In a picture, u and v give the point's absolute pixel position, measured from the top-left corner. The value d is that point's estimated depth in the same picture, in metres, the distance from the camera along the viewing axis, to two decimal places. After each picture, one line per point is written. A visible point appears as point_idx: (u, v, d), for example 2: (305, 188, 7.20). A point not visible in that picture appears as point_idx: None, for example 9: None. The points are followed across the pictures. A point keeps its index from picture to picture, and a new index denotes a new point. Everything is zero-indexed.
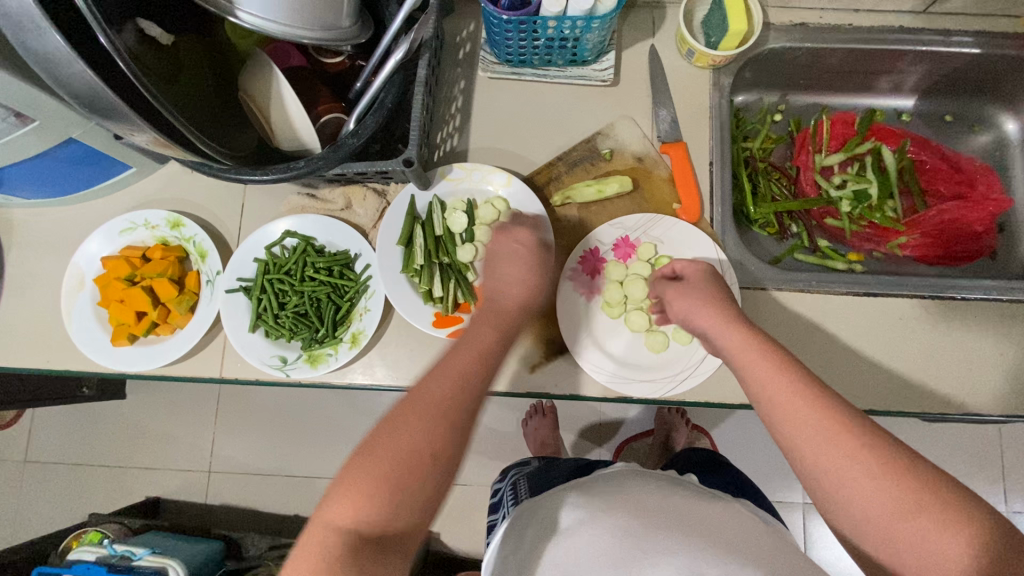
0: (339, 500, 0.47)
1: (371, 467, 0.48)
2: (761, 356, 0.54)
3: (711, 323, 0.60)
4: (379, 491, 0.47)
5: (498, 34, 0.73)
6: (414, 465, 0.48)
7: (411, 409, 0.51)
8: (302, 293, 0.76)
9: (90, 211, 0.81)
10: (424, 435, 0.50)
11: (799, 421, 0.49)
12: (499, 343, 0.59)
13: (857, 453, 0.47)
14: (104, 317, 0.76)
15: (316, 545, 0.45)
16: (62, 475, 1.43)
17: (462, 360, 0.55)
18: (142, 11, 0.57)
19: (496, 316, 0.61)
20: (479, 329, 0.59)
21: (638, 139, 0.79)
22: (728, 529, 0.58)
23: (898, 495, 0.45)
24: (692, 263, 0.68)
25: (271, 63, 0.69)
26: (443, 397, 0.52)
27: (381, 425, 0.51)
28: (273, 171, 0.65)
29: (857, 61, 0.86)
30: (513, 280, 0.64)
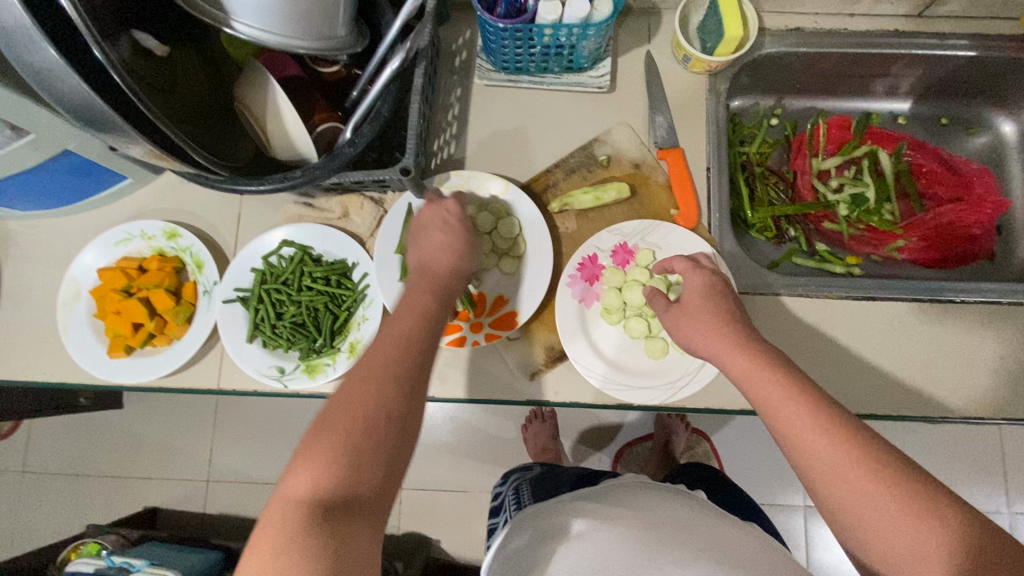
0: (297, 472, 0.44)
1: (326, 437, 0.46)
2: (771, 380, 0.52)
3: (717, 343, 0.57)
4: (340, 456, 0.45)
5: (494, 42, 0.73)
6: (368, 425, 0.46)
7: (364, 375, 0.50)
8: (300, 303, 0.75)
9: (86, 222, 0.81)
10: (380, 395, 0.48)
11: (813, 452, 0.48)
12: (436, 304, 0.57)
13: (870, 485, 0.45)
14: (100, 329, 0.76)
15: (275, 520, 0.42)
16: (59, 486, 1.42)
17: (404, 322, 0.55)
18: (137, 22, 0.56)
19: (433, 281, 0.60)
20: (417, 295, 0.58)
21: (635, 145, 0.79)
22: (733, 542, 0.58)
23: (915, 530, 0.44)
24: (692, 271, 0.64)
25: (267, 74, 0.68)
26: (389, 357, 0.51)
27: (331, 400, 0.48)
28: (269, 181, 0.65)
29: (853, 65, 0.86)
30: (442, 246, 0.62)
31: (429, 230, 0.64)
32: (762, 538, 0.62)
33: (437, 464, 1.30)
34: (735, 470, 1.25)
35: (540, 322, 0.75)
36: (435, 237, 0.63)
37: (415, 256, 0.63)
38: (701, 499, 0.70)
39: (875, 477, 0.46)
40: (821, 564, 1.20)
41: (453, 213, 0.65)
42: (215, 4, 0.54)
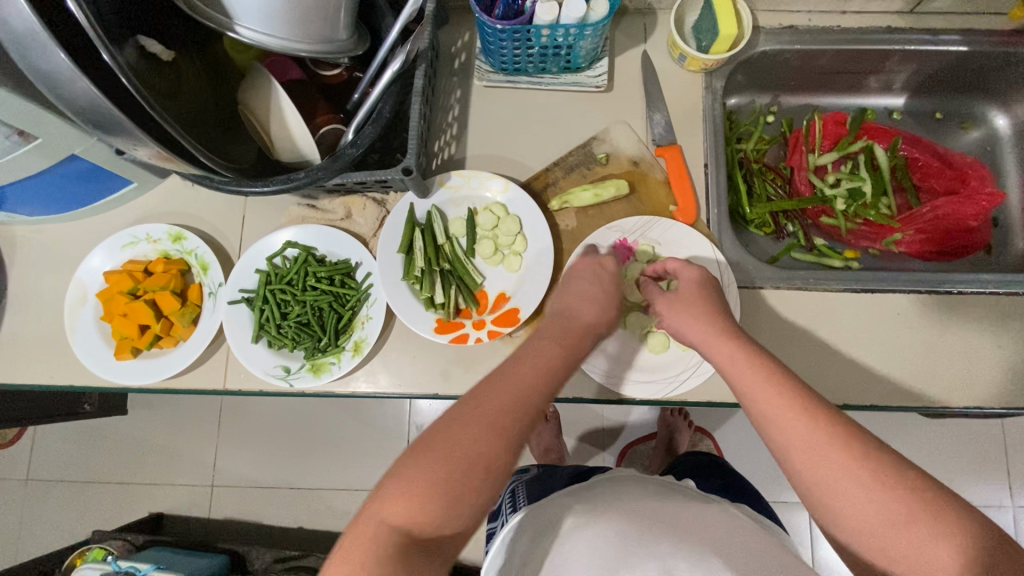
0: (395, 498, 0.45)
1: (426, 467, 0.46)
2: (753, 367, 0.54)
3: (705, 334, 0.60)
4: (436, 494, 0.45)
5: (492, 43, 0.74)
6: (472, 475, 0.46)
7: (474, 413, 0.49)
8: (304, 303, 0.76)
9: (92, 227, 0.82)
10: (492, 449, 0.48)
11: (788, 430, 0.50)
12: (564, 363, 0.57)
13: (846, 460, 0.47)
14: (107, 332, 0.77)
15: (365, 540, 0.44)
16: (65, 493, 1.43)
17: (529, 375, 0.53)
18: (143, 28, 0.58)
19: (562, 333, 0.59)
20: (548, 345, 0.57)
21: (633, 143, 0.80)
22: (726, 534, 0.58)
23: (888, 500, 0.45)
24: (687, 268, 0.67)
25: (270, 78, 0.70)
26: (503, 406, 0.50)
27: (439, 428, 0.49)
28: (274, 182, 0.66)
29: (847, 61, 0.88)
30: (583, 297, 0.65)
31: (583, 281, 0.67)
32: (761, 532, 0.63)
33: None
34: (738, 467, 1.26)
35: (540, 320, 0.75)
36: (589, 289, 0.65)
37: (555, 302, 0.65)
38: (695, 491, 0.71)
39: (850, 452, 0.47)
40: (826, 560, 1.20)
41: (608, 268, 0.68)
42: (220, 8, 0.56)
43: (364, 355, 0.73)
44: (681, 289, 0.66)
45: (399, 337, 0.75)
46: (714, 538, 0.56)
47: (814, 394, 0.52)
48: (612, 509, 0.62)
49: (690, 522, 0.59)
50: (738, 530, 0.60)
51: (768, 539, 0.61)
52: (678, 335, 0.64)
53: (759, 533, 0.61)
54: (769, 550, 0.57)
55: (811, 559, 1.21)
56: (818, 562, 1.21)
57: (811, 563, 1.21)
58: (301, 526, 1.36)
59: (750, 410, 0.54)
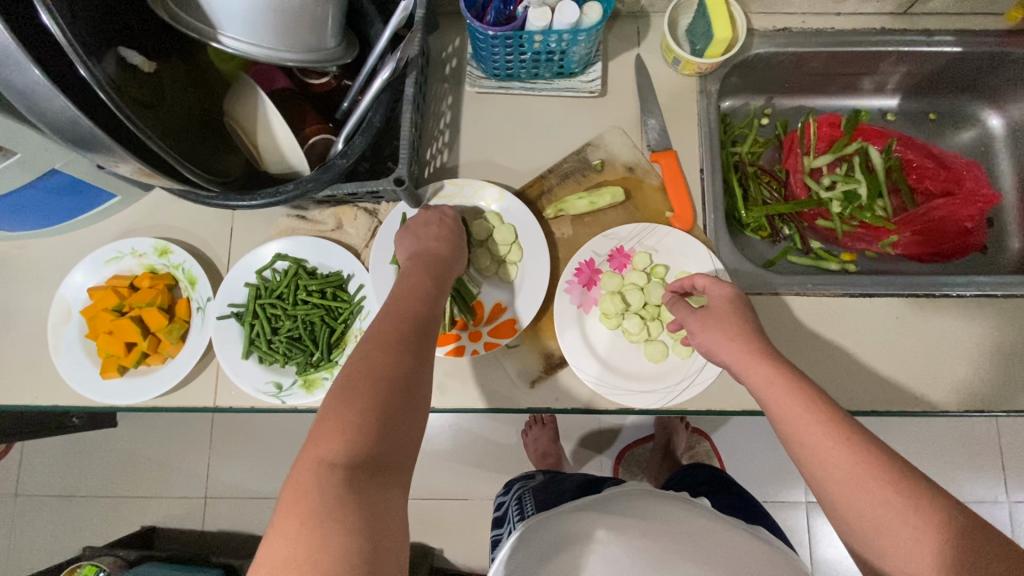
0: (324, 438, 0.45)
1: (346, 401, 0.47)
2: (792, 395, 0.53)
3: (739, 354, 0.59)
4: (363, 415, 0.46)
5: (484, 49, 0.73)
6: (389, 389, 0.49)
7: (368, 344, 0.53)
8: (296, 317, 0.74)
9: (75, 241, 0.80)
10: (395, 362, 0.51)
11: (831, 464, 0.50)
12: (434, 289, 0.62)
13: (892, 497, 0.47)
14: (92, 349, 0.74)
15: (308, 481, 0.42)
16: (54, 508, 1.40)
17: (409, 302, 0.58)
18: (123, 39, 0.56)
19: (431, 266, 0.64)
20: (411, 273, 0.63)
21: (628, 149, 0.79)
22: (740, 551, 0.58)
23: (935, 543, 0.45)
24: (716, 286, 0.66)
25: (257, 90, 0.67)
26: (397, 330, 0.55)
27: (346, 370, 0.51)
28: (261, 195, 0.64)
29: (842, 63, 0.87)
30: (432, 239, 0.68)
31: (427, 228, 0.69)
32: (768, 548, 0.62)
33: (438, 473, 1.30)
34: (737, 469, 1.25)
35: (537, 329, 0.75)
36: (428, 232, 0.69)
37: (408, 246, 0.68)
38: (705, 505, 0.71)
39: (895, 490, 0.47)
40: (825, 561, 1.20)
41: (448, 216, 0.71)
42: (203, 18, 0.54)
43: None
44: (712, 307, 0.65)
45: None
46: (730, 557, 0.56)
47: (855, 424, 0.51)
48: (633, 524, 0.61)
49: (707, 539, 0.59)
50: (743, 546, 0.60)
51: (775, 556, 0.60)
52: (708, 354, 0.63)
53: (769, 551, 0.61)
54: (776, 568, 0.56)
55: (810, 561, 1.21)
56: (817, 563, 1.21)
57: (810, 564, 1.21)
58: None
59: (786, 437, 0.53)
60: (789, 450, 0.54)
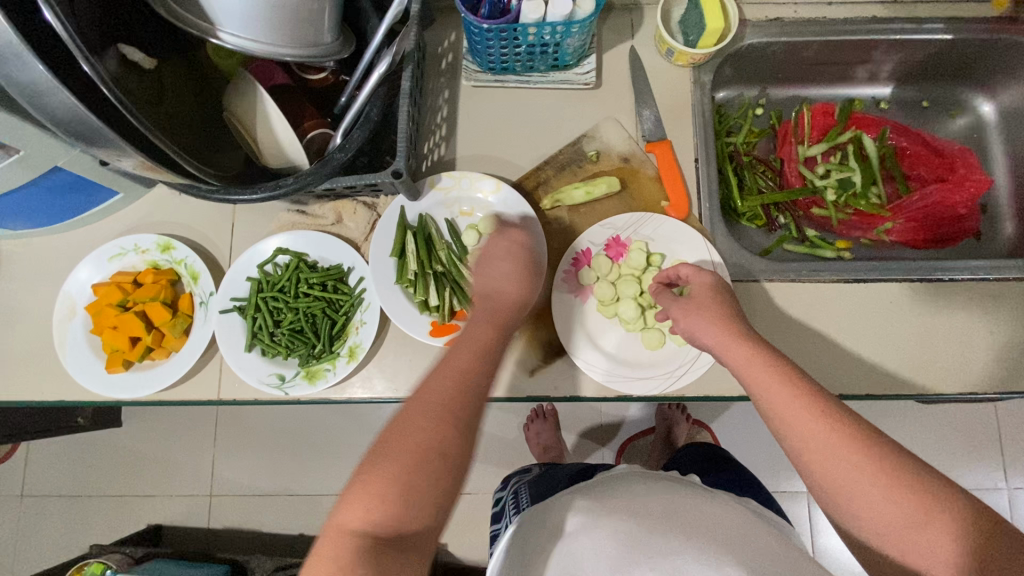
0: (352, 505, 0.47)
1: (379, 470, 0.48)
2: (768, 371, 0.55)
3: (719, 337, 0.60)
4: (389, 490, 0.47)
5: (479, 43, 0.74)
6: (424, 459, 0.48)
7: (422, 403, 0.52)
8: (297, 310, 0.75)
9: (78, 238, 0.81)
10: (441, 427, 0.50)
11: (809, 438, 0.50)
12: (495, 342, 0.58)
13: (865, 462, 0.48)
14: (97, 345, 0.76)
15: (330, 551, 0.45)
16: (62, 507, 1.41)
17: (463, 355, 0.56)
18: (122, 37, 0.57)
19: (492, 314, 0.61)
20: (480, 325, 0.59)
21: (624, 140, 0.80)
22: (730, 530, 0.57)
23: (905, 500, 0.47)
24: (699, 275, 0.67)
25: (258, 86, 0.69)
26: (450, 389, 0.53)
27: (389, 428, 0.51)
28: (262, 188, 0.65)
29: (834, 52, 0.88)
30: (502, 275, 0.65)
31: (497, 260, 0.66)
32: (766, 526, 0.62)
33: None
34: (737, 459, 1.26)
35: (536, 319, 0.75)
36: (501, 265, 0.65)
37: (477, 282, 0.65)
38: (695, 485, 0.71)
39: (870, 458, 0.48)
40: (826, 550, 1.21)
41: (521, 243, 0.68)
42: (202, 15, 0.55)
43: (360, 360, 0.72)
44: (693, 294, 0.65)
45: (394, 341, 0.75)
46: (716, 535, 0.55)
47: (830, 398, 0.52)
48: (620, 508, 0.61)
49: (698, 516, 0.60)
50: (737, 524, 0.59)
51: (765, 531, 0.60)
52: (692, 339, 0.64)
53: (759, 526, 0.61)
54: (770, 546, 0.56)
55: (811, 549, 1.22)
56: (818, 552, 1.21)
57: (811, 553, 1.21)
58: (302, 532, 1.35)
59: (766, 414, 0.54)
60: (770, 428, 0.54)
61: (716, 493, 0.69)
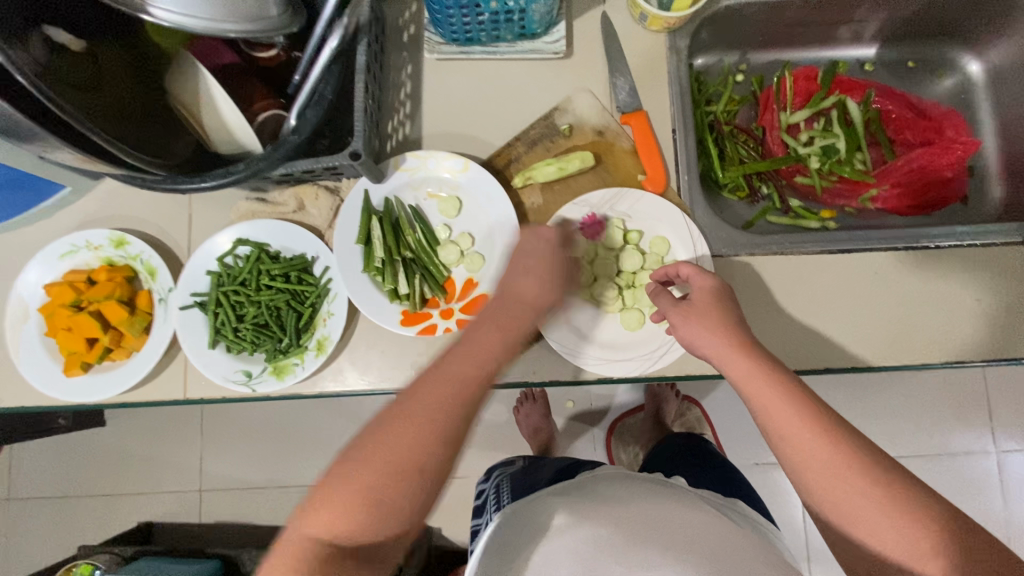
0: (319, 513, 0.47)
1: (347, 483, 0.47)
2: (772, 389, 0.52)
3: (720, 349, 0.56)
4: (358, 505, 0.47)
5: (439, 12, 0.69)
6: (402, 477, 0.48)
7: (405, 421, 0.50)
8: (260, 303, 0.72)
9: (27, 237, 0.76)
10: (419, 448, 0.49)
11: (814, 461, 0.49)
12: (501, 347, 0.56)
13: (870, 489, 0.47)
14: (54, 347, 0.72)
15: (292, 555, 0.46)
16: (48, 510, 1.39)
17: (464, 364, 0.53)
18: (48, 17, 0.52)
19: (503, 318, 0.57)
20: (483, 330, 0.56)
21: (598, 111, 0.76)
22: (711, 536, 0.56)
23: (908, 532, 0.45)
24: (700, 275, 0.63)
25: (198, 66, 0.64)
26: (441, 407, 0.51)
27: (367, 441, 0.49)
28: (211, 176, 0.61)
29: (816, 12, 0.84)
30: (529, 274, 0.61)
31: (526, 259, 0.62)
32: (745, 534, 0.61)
33: None
34: (727, 434, 1.26)
35: None
36: (541, 262, 0.62)
37: (499, 277, 0.62)
38: (682, 487, 0.71)
39: (876, 483, 0.47)
40: (817, 518, 1.21)
41: (549, 238, 0.63)
42: None
43: (329, 353, 0.69)
44: (695, 299, 0.61)
45: (364, 332, 0.72)
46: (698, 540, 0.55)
47: (833, 415, 0.51)
48: (603, 511, 0.60)
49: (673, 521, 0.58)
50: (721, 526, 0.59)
51: (746, 537, 0.60)
52: (690, 347, 0.60)
53: (739, 531, 0.61)
54: (752, 557, 0.55)
55: (801, 519, 1.22)
56: (808, 521, 1.22)
57: (802, 523, 1.22)
58: None
59: (769, 433, 0.52)
60: (771, 446, 0.53)
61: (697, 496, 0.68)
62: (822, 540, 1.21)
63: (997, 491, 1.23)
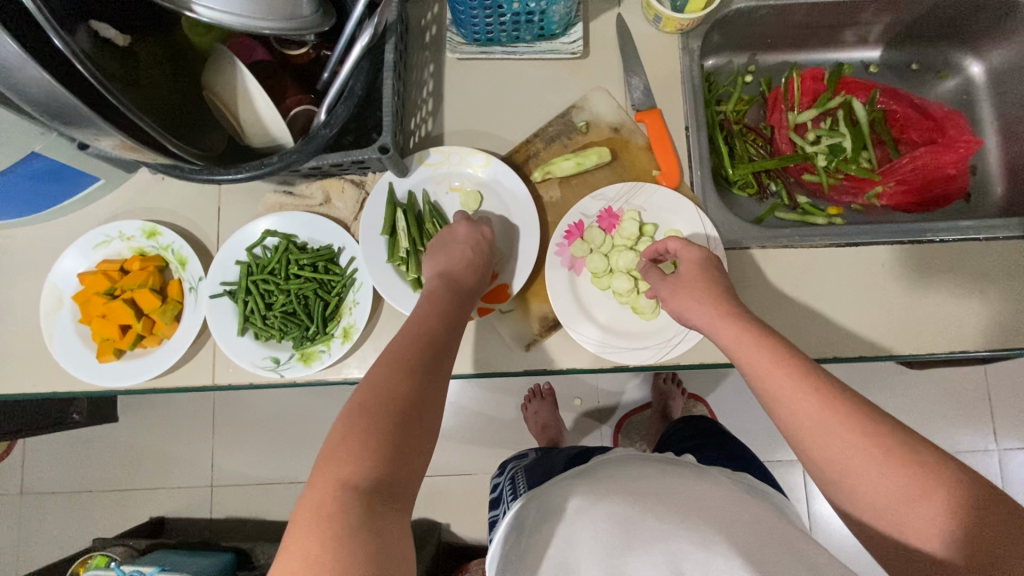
0: (334, 460, 0.45)
1: (363, 423, 0.48)
2: (759, 349, 0.55)
3: (709, 316, 0.61)
4: (370, 441, 0.47)
5: (463, 12, 0.72)
6: (396, 411, 0.50)
7: (387, 365, 0.55)
8: (289, 291, 0.75)
9: (60, 228, 0.79)
10: (408, 382, 0.53)
11: (805, 417, 0.51)
12: (457, 309, 0.64)
13: (859, 439, 0.49)
14: (87, 334, 0.75)
15: (320, 502, 0.43)
16: (62, 503, 1.41)
17: (424, 324, 0.60)
18: (93, 13, 0.55)
19: (451, 292, 0.66)
20: (432, 301, 0.64)
21: (613, 109, 0.79)
22: (727, 509, 0.59)
23: (899, 474, 0.47)
24: (687, 249, 0.68)
25: (234, 59, 0.66)
26: (414, 351, 0.57)
27: (359, 393, 0.51)
28: (246, 168, 0.63)
29: (823, 15, 0.87)
30: (456, 258, 0.69)
31: (460, 246, 0.70)
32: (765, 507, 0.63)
33: (442, 449, 1.31)
34: (734, 430, 1.28)
35: (529, 295, 0.75)
36: (461, 251, 0.70)
37: (431, 268, 0.70)
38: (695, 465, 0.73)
39: (864, 433, 0.49)
40: (820, 514, 1.24)
41: (485, 235, 0.71)
42: None
43: (354, 340, 0.72)
44: (683, 272, 0.66)
45: (388, 321, 0.74)
46: (714, 513, 0.57)
47: (817, 370, 0.53)
48: (621, 490, 0.62)
49: (689, 497, 0.60)
50: (737, 503, 0.61)
51: (763, 508, 0.61)
52: (681, 318, 0.65)
53: (759, 504, 0.63)
54: (769, 524, 0.56)
55: (807, 514, 1.24)
56: (814, 516, 1.24)
57: (808, 519, 1.24)
58: None
59: (760, 393, 0.55)
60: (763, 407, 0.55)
61: (710, 472, 0.70)
62: (826, 537, 1.23)
63: (1000, 488, 1.25)
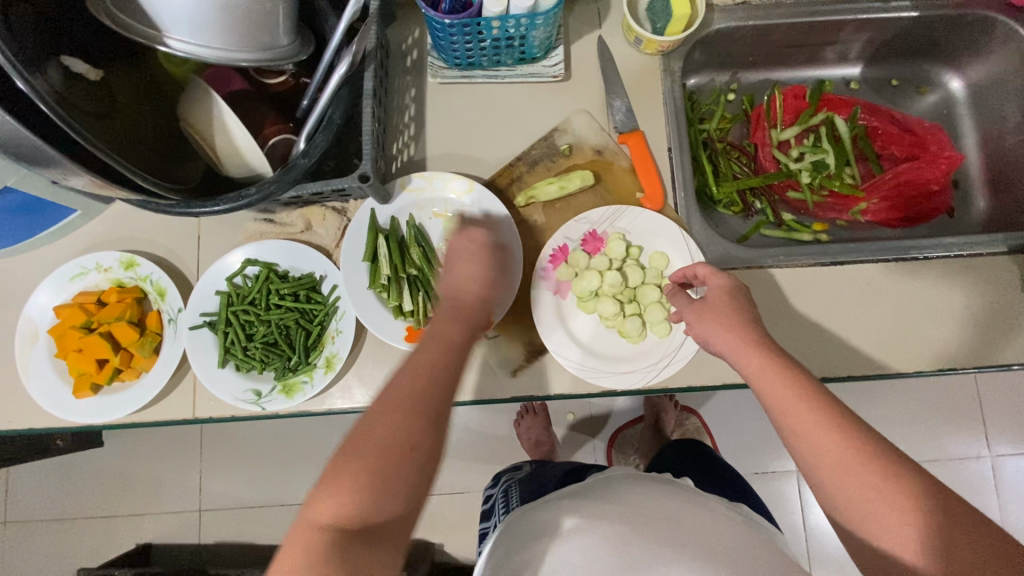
0: (324, 497, 0.47)
1: (351, 461, 0.49)
2: (785, 384, 0.54)
3: (737, 345, 0.59)
4: (358, 482, 0.47)
5: (442, 39, 0.72)
6: (390, 457, 0.49)
7: (392, 409, 0.51)
8: (270, 322, 0.74)
9: (34, 260, 0.77)
10: (405, 432, 0.50)
11: (826, 456, 0.51)
12: (463, 336, 0.58)
13: (879, 483, 0.48)
14: (62, 368, 0.73)
15: (301, 543, 0.45)
16: (45, 532, 1.37)
17: (433, 351, 0.55)
18: (64, 48, 0.54)
19: (463, 312, 0.59)
20: (451, 325, 0.58)
21: (596, 131, 0.79)
22: (720, 537, 0.58)
23: (913, 523, 0.47)
24: (715, 276, 0.66)
25: (211, 92, 0.65)
26: (416, 384, 0.53)
27: (354, 429, 0.51)
28: (225, 200, 0.62)
29: (803, 34, 0.87)
30: (466, 275, 0.61)
31: (464, 259, 0.61)
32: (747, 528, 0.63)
33: None
34: (726, 442, 1.27)
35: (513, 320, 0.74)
36: (464, 265, 0.61)
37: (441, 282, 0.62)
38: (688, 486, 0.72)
39: (885, 478, 0.48)
40: (817, 527, 1.22)
41: (478, 239, 0.62)
42: (147, 21, 0.52)
43: (337, 370, 0.70)
44: (709, 299, 0.64)
45: (371, 349, 0.73)
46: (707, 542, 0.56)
47: (846, 410, 0.53)
48: (611, 512, 0.61)
49: (684, 525, 0.59)
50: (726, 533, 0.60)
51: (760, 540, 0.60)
52: (704, 343, 0.63)
53: (752, 533, 0.62)
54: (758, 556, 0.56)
55: (803, 527, 1.23)
56: (810, 529, 1.23)
57: (803, 531, 1.23)
58: None
59: (783, 430, 0.54)
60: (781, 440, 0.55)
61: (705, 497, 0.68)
62: (821, 547, 1.22)
63: (994, 495, 1.25)
